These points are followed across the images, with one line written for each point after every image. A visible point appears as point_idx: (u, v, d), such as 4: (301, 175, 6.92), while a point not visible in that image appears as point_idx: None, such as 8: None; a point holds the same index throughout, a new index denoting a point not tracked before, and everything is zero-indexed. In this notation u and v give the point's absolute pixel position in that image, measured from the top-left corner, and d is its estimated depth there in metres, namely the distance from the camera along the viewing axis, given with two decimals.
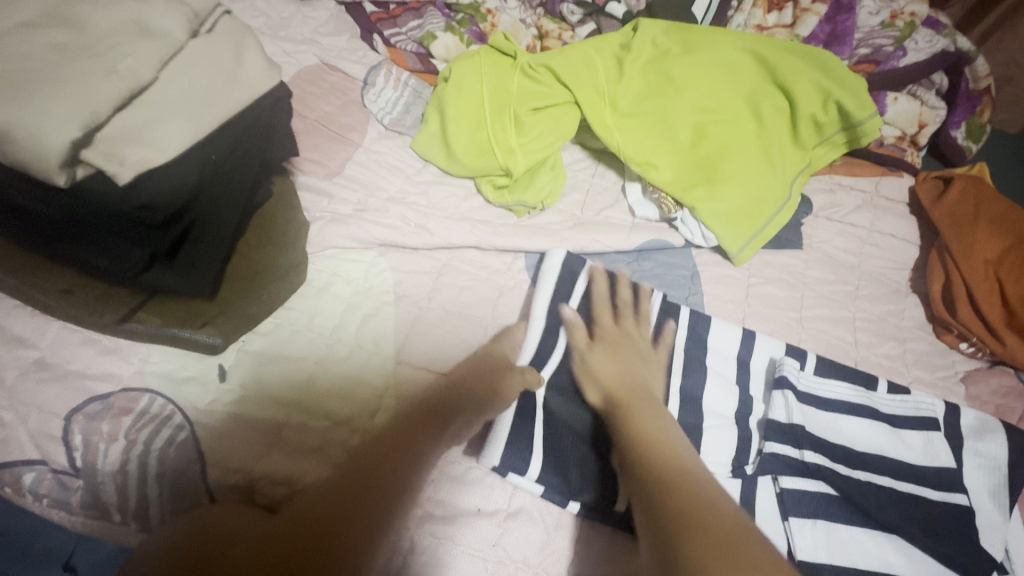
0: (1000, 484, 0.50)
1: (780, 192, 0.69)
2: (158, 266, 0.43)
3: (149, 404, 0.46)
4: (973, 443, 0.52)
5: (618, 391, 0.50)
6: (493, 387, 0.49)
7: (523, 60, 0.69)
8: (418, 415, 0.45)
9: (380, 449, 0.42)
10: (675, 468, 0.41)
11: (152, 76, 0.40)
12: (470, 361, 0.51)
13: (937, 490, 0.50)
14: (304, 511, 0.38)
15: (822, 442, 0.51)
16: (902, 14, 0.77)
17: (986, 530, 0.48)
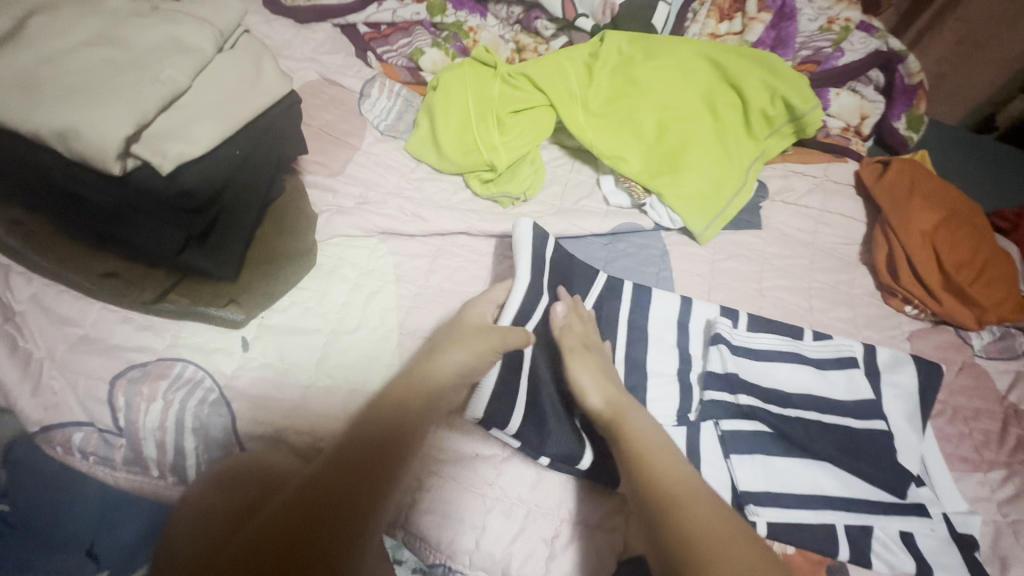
0: (913, 409, 0.63)
1: (737, 178, 0.77)
2: (192, 249, 0.51)
3: (182, 370, 0.52)
4: (889, 375, 0.65)
5: (611, 401, 0.53)
6: (475, 351, 0.52)
7: (502, 70, 0.77)
8: (408, 390, 0.48)
9: (375, 417, 0.45)
10: (682, 490, 0.44)
11: (188, 82, 0.47)
12: (443, 335, 0.54)
13: (860, 419, 0.61)
14: (305, 486, 0.39)
15: (761, 387, 0.61)
16: (837, 21, 0.88)
17: (903, 449, 0.60)
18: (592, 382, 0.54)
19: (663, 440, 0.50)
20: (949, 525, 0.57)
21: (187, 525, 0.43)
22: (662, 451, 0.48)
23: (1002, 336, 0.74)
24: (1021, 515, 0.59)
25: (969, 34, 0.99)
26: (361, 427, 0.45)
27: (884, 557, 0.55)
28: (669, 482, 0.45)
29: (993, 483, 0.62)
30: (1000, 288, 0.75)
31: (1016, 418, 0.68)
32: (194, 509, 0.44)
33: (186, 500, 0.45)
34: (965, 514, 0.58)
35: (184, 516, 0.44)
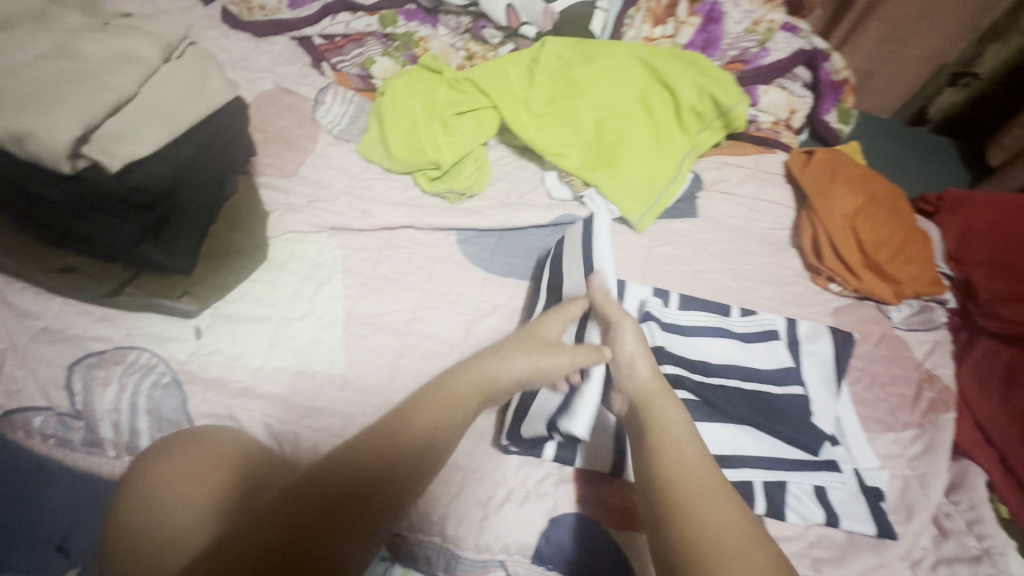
0: (829, 375, 0.68)
1: (670, 169, 0.82)
2: (148, 243, 0.54)
3: (138, 357, 0.56)
4: (807, 345, 0.70)
5: (648, 389, 0.54)
6: (537, 360, 0.54)
7: (448, 75, 0.83)
8: (463, 390, 0.51)
9: (421, 421, 0.48)
10: (695, 485, 0.45)
11: (135, 89, 0.52)
12: (515, 335, 0.57)
13: (780, 386, 0.64)
14: (317, 476, 0.42)
15: (688, 357, 0.66)
16: (762, 22, 0.94)
17: (819, 412, 0.65)
18: (646, 368, 0.55)
19: (689, 434, 0.50)
20: (858, 479, 0.61)
21: (134, 494, 0.45)
22: (682, 441, 0.49)
23: (920, 309, 0.80)
24: (929, 469, 0.64)
25: (891, 33, 1.06)
26: (388, 428, 0.47)
27: (797, 509, 0.59)
28: (682, 475, 0.46)
29: (904, 442, 0.67)
30: (918, 264, 0.80)
31: (930, 383, 0.72)
32: (140, 483, 0.46)
33: (132, 474, 0.47)
34: (875, 470, 0.62)
35: (133, 487, 0.46)
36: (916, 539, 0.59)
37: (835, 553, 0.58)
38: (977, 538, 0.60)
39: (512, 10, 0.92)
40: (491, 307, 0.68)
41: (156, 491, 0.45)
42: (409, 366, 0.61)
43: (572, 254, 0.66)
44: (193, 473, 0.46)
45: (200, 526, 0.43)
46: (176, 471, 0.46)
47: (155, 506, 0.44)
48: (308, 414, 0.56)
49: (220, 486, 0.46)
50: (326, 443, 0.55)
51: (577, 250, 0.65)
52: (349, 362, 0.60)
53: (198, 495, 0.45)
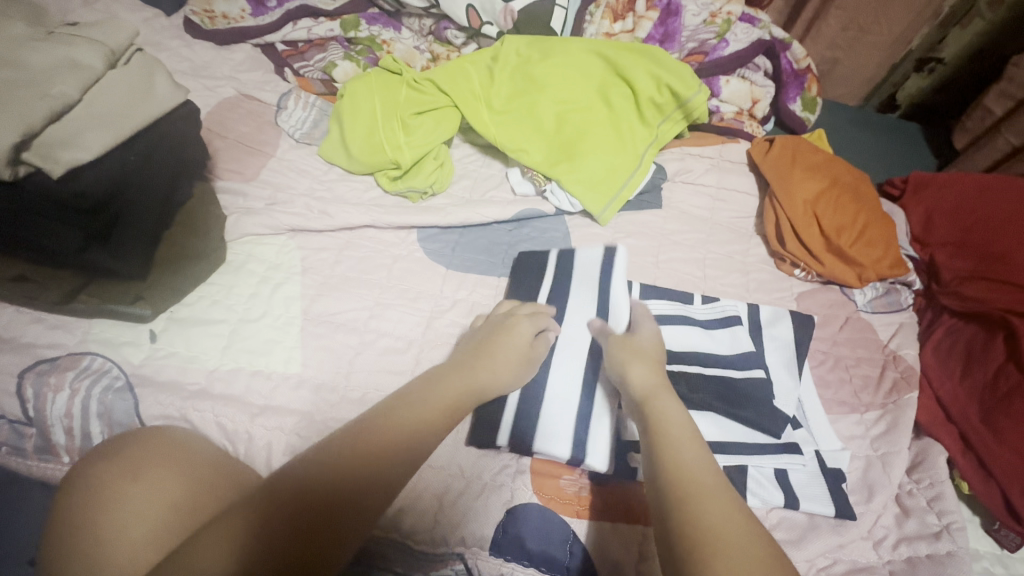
0: (791, 358, 0.67)
1: (632, 161, 0.83)
2: (96, 248, 0.55)
3: (91, 362, 0.56)
4: (768, 330, 0.70)
5: (652, 389, 0.53)
6: (519, 369, 0.57)
7: (408, 76, 0.83)
8: (454, 391, 0.52)
9: (409, 422, 0.48)
10: (697, 479, 0.44)
11: (78, 95, 0.53)
12: (491, 336, 0.58)
13: (741, 369, 0.64)
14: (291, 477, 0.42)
15: None
16: (720, 13, 0.95)
17: (781, 395, 0.64)
18: (643, 372, 0.55)
19: (691, 431, 0.49)
20: (819, 461, 0.61)
21: (78, 490, 0.46)
22: (687, 435, 0.48)
23: (886, 292, 0.80)
24: (891, 448, 0.64)
25: (852, 20, 1.05)
26: (359, 436, 0.45)
27: (756, 493, 0.58)
28: (687, 469, 0.45)
29: (867, 422, 0.66)
30: (880, 247, 0.80)
31: (894, 363, 0.72)
32: (83, 481, 0.46)
33: (75, 475, 0.47)
34: (836, 451, 0.62)
35: (76, 488, 0.46)
36: (876, 518, 0.59)
37: (795, 534, 0.57)
38: (937, 515, 0.59)
39: (473, 10, 0.92)
40: (451, 301, 0.68)
41: (96, 487, 0.45)
42: (366, 363, 0.61)
43: (586, 278, 0.68)
44: (135, 468, 0.46)
45: (143, 520, 0.44)
46: (116, 467, 0.47)
47: (96, 502, 0.44)
48: (262, 413, 0.56)
49: (166, 483, 0.46)
50: (280, 442, 0.55)
51: (592, 274, 0.68)
52: (304, 360, 0.60)
53: (137, 490, 0.45)
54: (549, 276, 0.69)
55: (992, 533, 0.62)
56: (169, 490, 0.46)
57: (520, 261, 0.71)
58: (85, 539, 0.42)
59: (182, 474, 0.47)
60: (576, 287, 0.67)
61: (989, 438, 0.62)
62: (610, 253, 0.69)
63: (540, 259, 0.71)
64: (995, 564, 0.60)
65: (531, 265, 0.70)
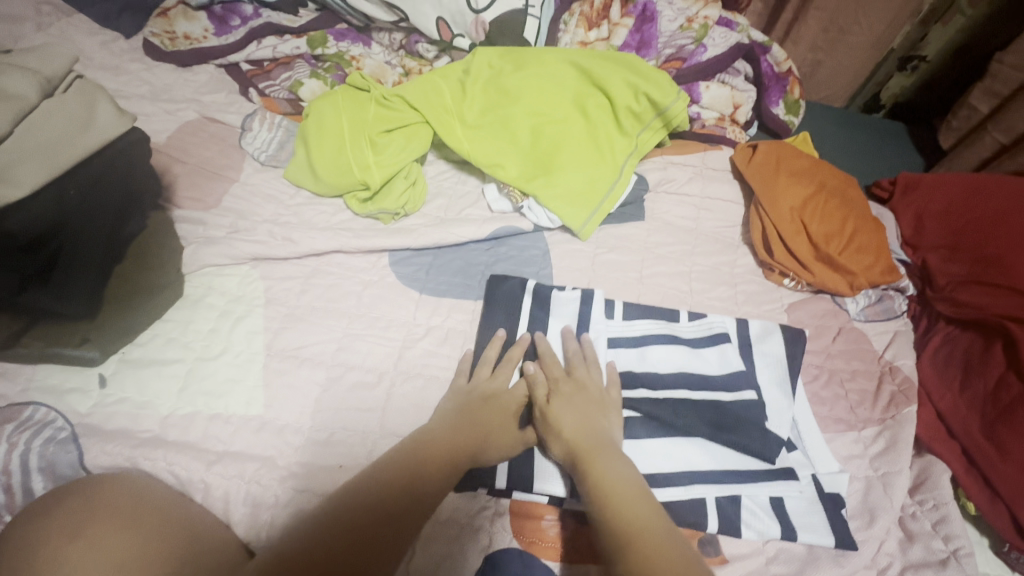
0: (784, 374, 0.64)
1: (611, 173, 0.80)
2: (35, 289, 0.51)
3: (33, 414, 0.52)
4: (759, 346, 0.66)
5: (579, 442, 0.51)
6: (510, 427, 0.55)
7: (377, 93, 0.80)
8: (453, 453, 0.51)
9: (397, 484, 0.47)
10: (646, 527, 0.42)
11: (9, 128, 0.50)
12: (478, 399, 0.56)
13: (730, 391, 0.61)
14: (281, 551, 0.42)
15: (634, 372, 0.62)
16: (696, 18, 0.93)
17: (775, 416, 0.61)
18: (571, 425, 0.52)
19: (629, 477, 0.47)
20: (816, 486, 0.58)
21: (10, 551, 0.42)
22: (628, 484, 0.47)
23: (880, 299, 0.77)
24: (891, 468, 0.61)
25: (831, 22, 1.03)
26: (355, 493, 0.46)
27: (750, 524, 0.55)
28: (635, 518, 0.43)
29: (866, 440, 0.63)
30: (870, 253, 0.78)
31: (890, 375, 0.69)
32: (10, 548, 0.42)
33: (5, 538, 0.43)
34: (835, 474, 0.59)
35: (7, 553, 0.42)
36: (879, 545, 0.56)
37: (794, 568, 0.54)
38: (943, 540, 0.56)
39: (444, 23, 0.90)
40: (425, 329, 0.65)
41: (25, 553, 0.41)
42: (333, 401, 0.57)
43: (564, 312, 0.67)
44: (73, 529, 0.43)
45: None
46: (49, 526, 0.43)
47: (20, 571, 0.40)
48: (219, 460, 0.52)
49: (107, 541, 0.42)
50: (239, 491, 0.51)
51: (571, 316, 0.66)
52: (267, 401, 0.56)
53: (71, 551, 0.41)
54: (526, 310, 0.66)
55: (1002, 556, 0.58)
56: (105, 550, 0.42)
57: (495, 283, 0.68)
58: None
59: (126, 528, 0.44)
60: (555, 318, 0.66)
61: (994, 454, 0.59)
62: (587, 295, 0.68)
63: (521, 292, 0.67)
64: None
65: (513, 298, 0.67)
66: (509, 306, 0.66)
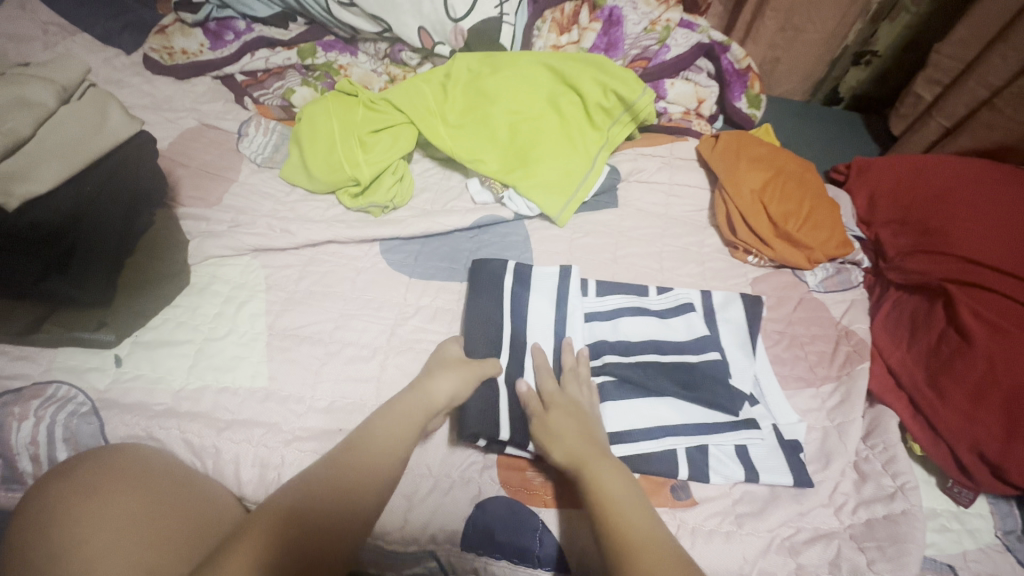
0: (744, 337, 0.69)
1: (584, 163, 0.86)
2: (54, 278, 0.56)
3: (56, 390, 0.57)
4: (722, 314, 0.72)
5: (578, 452, 0.53)
6: (465, 375, 0.59)
7: (363, 97, 0.86)
8: (409, 409, 0.55)
9: (373, 444, 0.52)
10: (644, 544, 0.46)
11: (29, 131, 0.55)
12: (429, 363, 0.61)
13: (697, 353, 0.67)
14: (288, 511, 0.46)
15: (610, 341, 0.68)
16: (659, 21, 0.99)
17: (738, 374, 0.66)
18: (567, 436, 0.55)
19: (628, 487, 0.51)
20: (777, 434, 0.63)
21: (36, 512, 0.44)
22: (625, 495, 0.50)
23: (837, 271, 0.83)
24: (846, 417, 0.66)
25: (787, 21, 1.10)
26: (346, 458, 0.50)
27: (718, 470, 0.60)
28: (635, 533, 0.46)
29: (823, 395, 0.69)
30: (826, 229, 0.84)
31: (846, 337, 0.75)
32: (34, 510, 0.45)
33: (28, 502, 0.46)
34: (793, 424, 0.64)
35: (29, 517, 0.44)
36: (834, 485, 0.61)
37: (756, 507, 0.59)
38: (892, 477, 0.62)
39: (425, 32, 0.95)
40: (415, 308, 0.70)
41: (47, 514, 0.44)
42: (332, 373, 0.62)
43: (546, 288, 0.71)
44: (93, 490, 0.46)
45: (105, 535, 0.43)
46: (64, 491, 0.45)
47: (48, 525, 0.43)
48: (229, 427, 0.57)
49: (128, 500, 0.46)
50: (249, 454, 0.56)
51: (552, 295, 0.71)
52: (271, 374, 0.61)
53: (92, 505, 0.45)
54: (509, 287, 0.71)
55: (947, 492, 0.63)
56: (125, 506, 0.45)
57: (478, 266, 0.72)
58: (42, 560, 0.41)
59: (143, 489, 0.47)
60: (535, 291, 0.71)
61: (935, 399, 0.65)
62: (565, 272, 0.72)
63: (502, 272, 0.72)
64: (952, 520, 0.62)
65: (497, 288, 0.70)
66: (495, 292, 0.70)
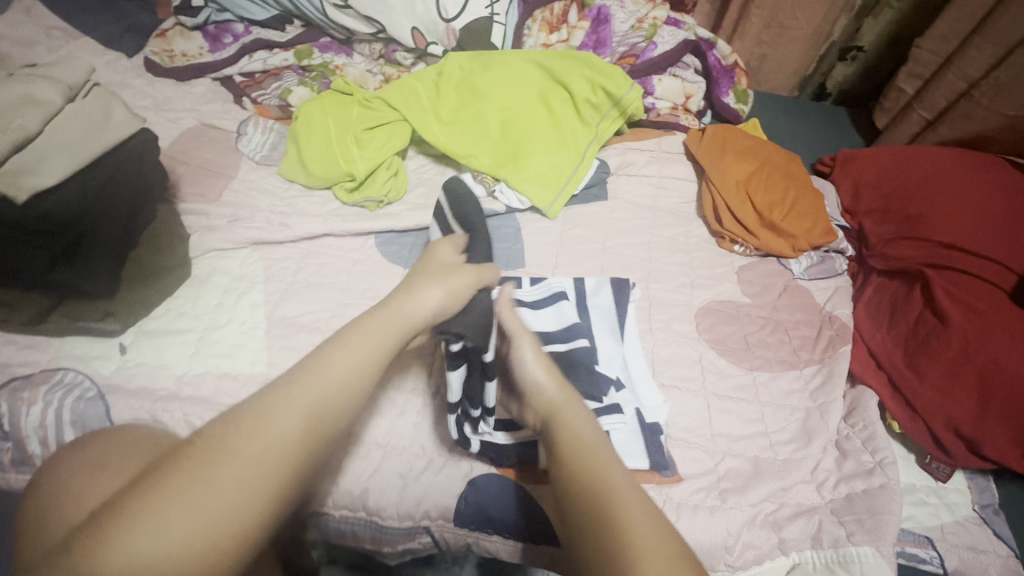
0: (611, 322, 0.69)
1: (573, 158, 0.88)
2: (62, 268, 0.59)
3: (64, 376, 0.59)
4: (592, 298, 0.71)
5: (549, 397, 0.53)
6: (451, 287, 0.53)
7: (359, 96, 0.88)
8: (386, 326, 0.48)
9: (341, 366, 0.44)
10: (609, 486, 0.44)
11: (38, 128, 0.58)
12: (412, 276, 0.54)
13: (565, 342, 0.66)
14: (245, 440, 0.39)
15: None
16: (646, 19, 1.04)
17: (604, 361, 0.67)
18: (543, 373, 0.54)
19: (597, 431, 0.50)
20: (640, 419, 0.62)
21: (46, 483, 0.46)
22: (594, 438, 0.49)
23: (822, 260, 0.85)
24: (828, 398, 0.68)
25: (773, 18, 1.13)
26: (305, 376, 0.43)
27: None
28: (599, 476, 0.45)
29: (806, 377, 0.71)
30: (810, 218, 0.86)
31: (830, 322, 0.77)
32: (48, 485, 0.46)
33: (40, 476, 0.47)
34: (657, 407, 0.64)
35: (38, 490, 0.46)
36: (816, 462, 0.63)
37: (739, 482, 0.61)
38: (871, 453, 0.64)
39: (418, 32, 0.98)
40: None
41: (59, 485, 0.45)
42: None
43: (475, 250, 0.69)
44: (98, 459, 0.47)
45: (98, 495, 0.44)
46: (76, 458, 0.48)
47: (61, 490, 0.44)
48: (229, 409, 0.59)
49: (123, 468, 0.46)
50: None
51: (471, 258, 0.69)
52: (270, 360, 0.64)
53: (92, 474, 0.46)
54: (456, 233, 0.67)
55: (924, 468, 0.65)
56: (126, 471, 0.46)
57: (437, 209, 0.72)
58: (53, 519, 0.43)
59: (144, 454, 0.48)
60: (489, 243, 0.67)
61: (912, 377, 0.67)
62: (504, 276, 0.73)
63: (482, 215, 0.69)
64: (931, 495, 0.64)
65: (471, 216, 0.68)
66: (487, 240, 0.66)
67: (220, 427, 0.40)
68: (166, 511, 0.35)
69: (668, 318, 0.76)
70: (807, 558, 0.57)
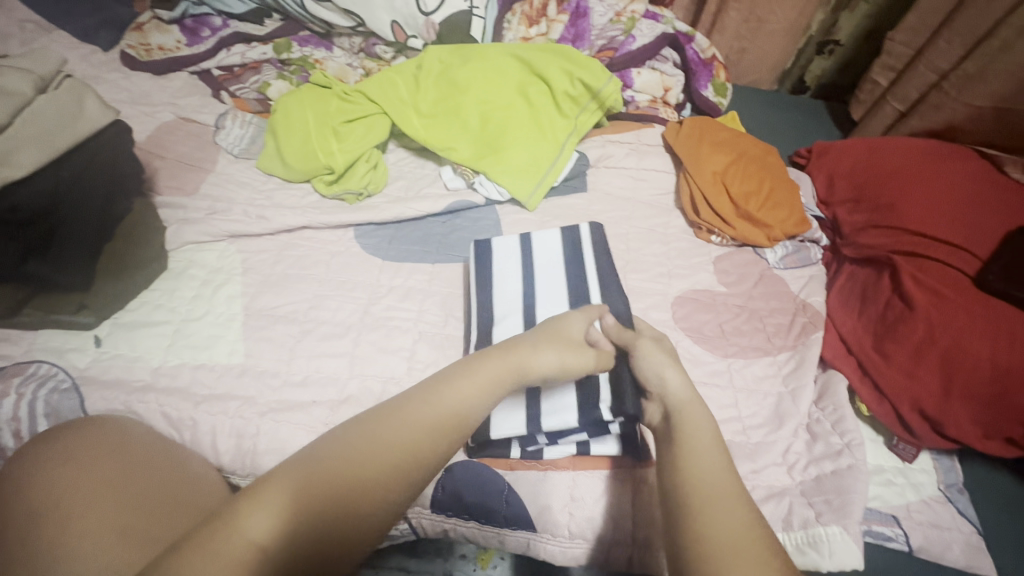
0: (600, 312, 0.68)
1: (553, 149, 0.89)
2: (35, 260, 0.58)
3: (37, 369, 0.59)
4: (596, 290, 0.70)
5: (671, 395, 0.52)
6: (566, 357, 0.53)
7: (338, 89, 0.89)
8: (493, 371, 0.50)
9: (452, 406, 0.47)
10: (718, 488, 0.43)
11: (8, 118, 0.57)
12: (539, 331, 0.55)
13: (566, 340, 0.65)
14: (359, 455, 0.43)
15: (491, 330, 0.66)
16: (624, 13, 1.04)
17: None
18: (675, 376, 0.53)
19: (716, 432, 0.48)
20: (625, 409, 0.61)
21: (13, 479, 0.46)
22: (708, 440, 0.47)
23: (796, 249, 0.86)
24: (799, 382, 0.70)
25: (751, 13, 1.14)
26: (422, 399, 0.47)
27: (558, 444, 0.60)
28: (705, 480, 0.44)
29: (779, 363, 0.72)
30: (785, 208, 0.87)
31: (803, 310, 0.78)
32: (8, 482, 0.46)
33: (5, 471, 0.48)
34: None
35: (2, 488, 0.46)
36: (788, 445, 0.65)
37: None
38: (840, 435, 0.65)
39: (397, 26, 0.98)
40: (388, 288, 0.73)
41: (23, 481, 0.46)
42: (307, 349, 0.65)
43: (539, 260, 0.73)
44: (58, 457, 0.47)
45: (85, 489, 0.45)
46: (41, 454, 0.48)
47: (25, 488, 0.45)
48: (205, 401, 0.60)
49: (90, 468, 0.47)
50: (225, 425, 0.58)
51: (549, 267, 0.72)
52: (247, 351, 0.64)
53: (58, 469, 0.46)
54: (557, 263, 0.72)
55: (893, 449, 0.67)
56: (98, 473, 0.46)
57: (570, 232, 0.74)
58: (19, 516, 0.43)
59: (110, 455, 0.49)
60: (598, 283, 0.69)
61: (880, 361, 0.69)
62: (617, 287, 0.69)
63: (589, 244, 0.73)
64: (897, 475, 0.65)
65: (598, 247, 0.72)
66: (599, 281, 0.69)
67: (349, 434, 0.44)
68: (280, 508, 0.39)
69: (645, 307, 0.77)
70: (780, 541, 0.58)
